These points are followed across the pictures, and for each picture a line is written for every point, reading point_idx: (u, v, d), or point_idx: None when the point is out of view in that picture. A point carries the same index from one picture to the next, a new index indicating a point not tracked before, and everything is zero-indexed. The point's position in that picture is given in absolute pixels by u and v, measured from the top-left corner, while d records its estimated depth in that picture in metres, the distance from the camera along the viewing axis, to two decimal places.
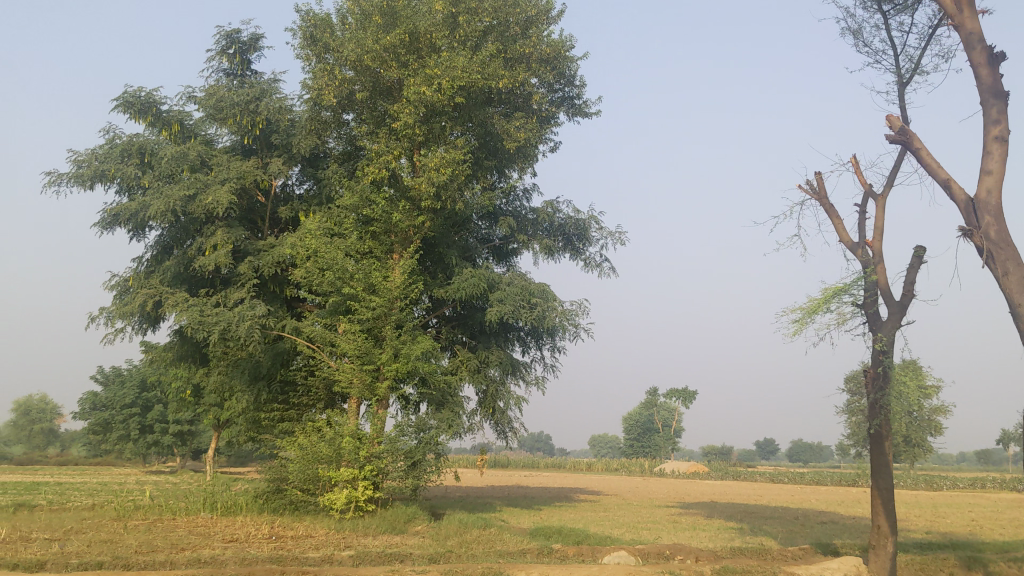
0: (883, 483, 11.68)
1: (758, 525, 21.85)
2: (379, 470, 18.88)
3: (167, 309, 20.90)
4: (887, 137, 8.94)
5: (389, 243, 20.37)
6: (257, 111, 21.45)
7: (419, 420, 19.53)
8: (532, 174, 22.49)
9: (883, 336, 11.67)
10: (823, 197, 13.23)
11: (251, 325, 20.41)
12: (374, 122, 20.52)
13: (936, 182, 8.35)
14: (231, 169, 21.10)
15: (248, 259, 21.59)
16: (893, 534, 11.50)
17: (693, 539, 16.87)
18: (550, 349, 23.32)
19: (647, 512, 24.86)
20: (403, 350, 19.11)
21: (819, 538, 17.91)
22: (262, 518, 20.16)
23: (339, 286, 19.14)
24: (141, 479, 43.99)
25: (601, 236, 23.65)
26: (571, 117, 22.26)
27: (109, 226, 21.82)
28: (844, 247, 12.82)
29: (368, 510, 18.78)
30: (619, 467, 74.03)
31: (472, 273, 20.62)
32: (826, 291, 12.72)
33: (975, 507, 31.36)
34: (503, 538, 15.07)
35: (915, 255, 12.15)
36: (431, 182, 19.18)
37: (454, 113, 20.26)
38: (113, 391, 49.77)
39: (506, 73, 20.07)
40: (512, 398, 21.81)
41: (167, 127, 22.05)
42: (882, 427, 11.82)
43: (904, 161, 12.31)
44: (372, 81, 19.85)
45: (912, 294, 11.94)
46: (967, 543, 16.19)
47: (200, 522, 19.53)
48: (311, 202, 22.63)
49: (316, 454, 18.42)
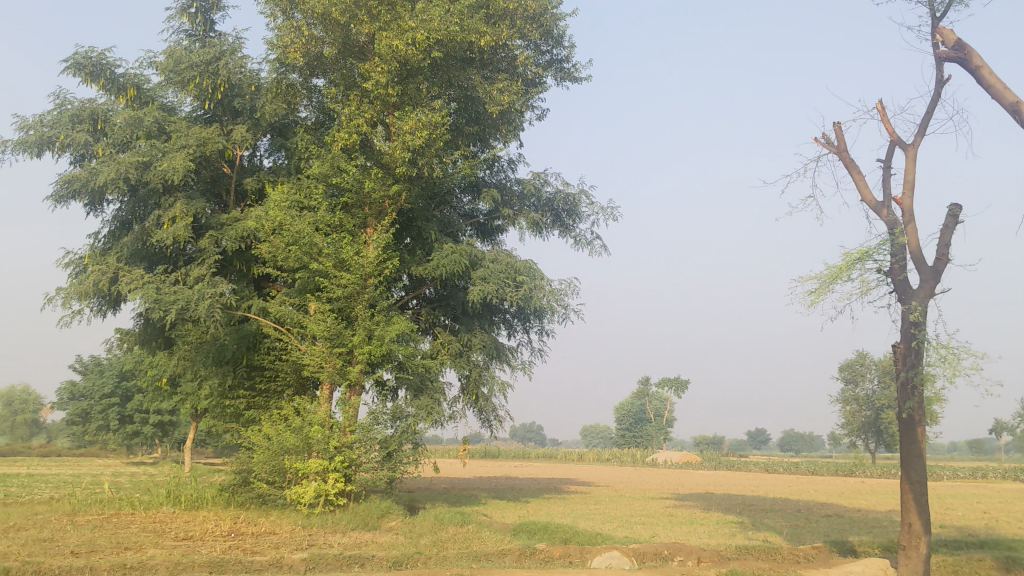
0: (915, 475, 10.17)
1: (758, 518, 20.46)
2: (351, 461, 17.30)
3: (122, 288, 19.25)
4: (940, 54, 7.31)
5: (362, 217, 18.78)
6: (218, 73, 19.72)
7: (395, 408, 18.04)
8: (517, 143, 20.97)
9: (915, 306, 10.15)
10: (842, 150, 11.69)
11: (212, 304, 19.02)
12: (346, 85, 18.91)
13: (992, 94, 6.86)
14: (190, 135, 19.48)
15: (210, 233, 20.02)
16: (926, 534, 9.98)
17: (691, 535, 15.40)
18: (537, 332, 21.78)
19: (643, 504, 23.40)
20: (376, 331, 17.51)
21: (829, 534, 16.45)
22: (226, 513, 18.59)
23: (306, 261, 17.59)
24: (117, 471, 42.22)
25: (592, 212, 22.15)
26: (559, 82, 20.72)
27: (62, 199, 20.23)
28: (867, 207, 11.32)
29: (339, 504, 17.22)
30: (611, 457, 72.63)
31: (452, 249, 19.03)
32: (848, 255, 11.20)
33: (982, 498, 30.23)
34: (482, 536, 13.54)
35: (950, 214, 10.63)
36: (407, 147, 17.63)
37: (432, 73, 18.67)
38: (92, 380, 48.33)
39: (488, 30, 18.53)
40: (497, 384, 20.29)
41: (122, 92, 20.36)
42: (914, 412, 10.29)
43: (937, 106, 10.81)
44: (341, 39, 18.34)
45: (947, 258, 10.41)
46: (996, 541, 14.68)
47: (157, 519, 17.92)
48: (280, 174, 21.01)
49: (282, 444, 16.82)
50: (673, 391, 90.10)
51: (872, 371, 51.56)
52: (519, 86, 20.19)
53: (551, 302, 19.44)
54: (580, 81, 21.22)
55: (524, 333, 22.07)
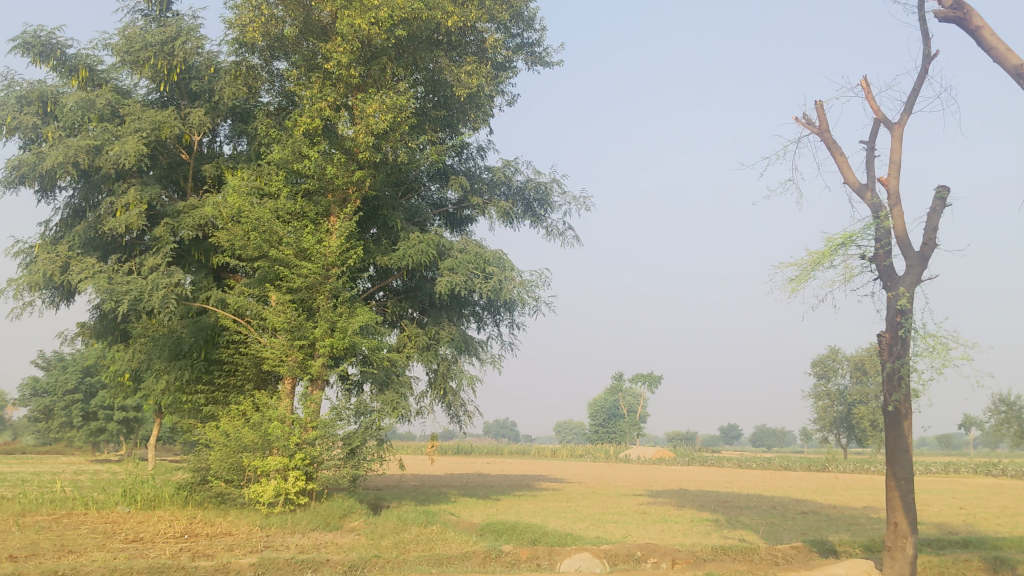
0: (902, 472, 9.59)
1: (734, 516, 19.93)
2: (313, 459, 16.53)
3: (72, 278, 18.40)
4: (935, 16, 6.68)
5: (325, 204, 18.05)
6: (174, 54, 18.90)
7: (359, 403, 17.33)
8: (486, 129, 20.32)
9: (903, 292, 9.59)
10: (824, 131, 11.14)
11: (167, 294, 18.25)
12: (307, 67, 18.18)
13: (994, 58, 6.23)
14: (144, 119, 18.67)
15: (166, 221, 19.23)
16: (913, 534, 9.42)
17: (665, 535, 14.83)
18: (507, 324, 21.13)
19: (615, 501, 22.84)
20: (339, 323, 16.78)
21: (806, 532, 15.93)
22: (183, 513, 17.81)
23: (265, 250, 16.82)
24: (80, 469, 41.16)
25: (564, 201, 21.52)
26: (528, 65, 20.12)
27: (10, 185, 19.33)
28: (849, 190, 10.76)
29: (300, 504, 16.48)
30: (585, 453, 72.07)
31: (419, 239, 18.31)
32: (830, 241, 10.64)
33: (957, 493, 29.95)
34: (447, 538, 12.86)
35: (938, 197, 10.08)
36: (370, 131, 16.93)
37: (397, 54, 17.97)
38: (55, 376, 47.24)
39: (455, 10, 17.88)
40: (465, 378, 19.61)
41: (73, 74, 19.49)
42: (901, 405, 9.73)
43: (924, 83, 10.26)
44: (303, 18, 17.61)
45: (935, 243, 9.87)
46: (979, 539, 14.21)
47: (110, 519, 17.12)
48: (240, 160, 20.22)
49: (239, 441, 16.05)
50: (646, 386, 89.89)
51: (844, 366, 51.48)
52: (488, 70, 19.56)
53: (521, 294, 18.76)
54: (551, 64, 20.62)
55: (494, 325, 21.41)
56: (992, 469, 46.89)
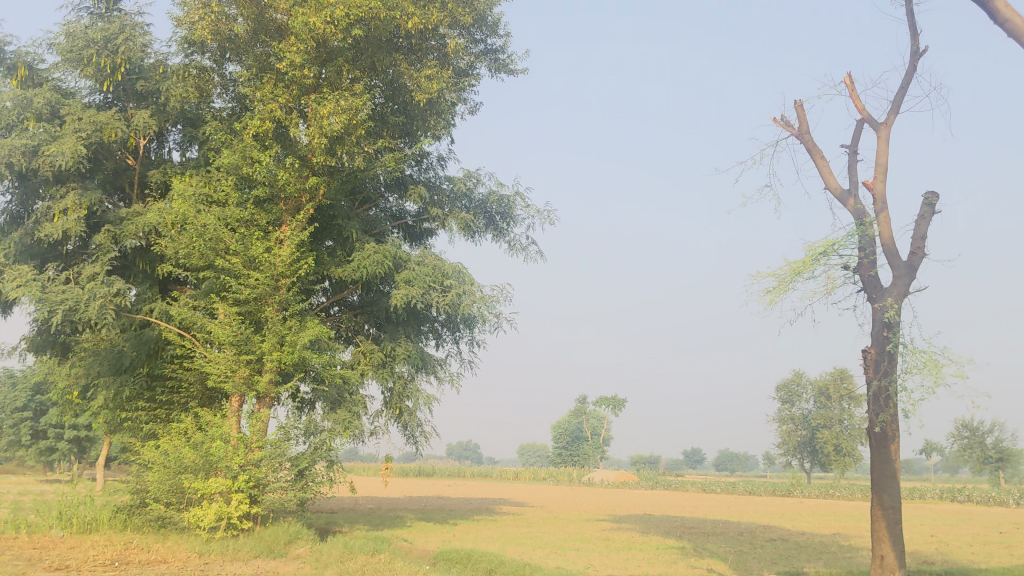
0: (889, 500, 8.85)
1: (700, 543, 19.14)
2: (257, 481, 15.44)
3: (4, 286, 17.22)
4: None
5: (276, 213, 17.09)
6: (119, 52, 17.90)
7: (308, 422, 16.36)
8: (447, 138, 19.48)
9: (891, 304, 8.88)
10: (803, 134, 10.47)
11: (105, 305, 17.14)
12: (258, 67, 17.31)
13: (1009, 31, 5.58)
14: (86, 119, 17.63)
15: (107, 228, 18.16)
16: (901, 568, 8.67)
17: (631, 564, 13.99)
18: (467, 341, 20.25)
19: (577, 528, 21.96)
20: (289, 337, 15.77)
21: (777, 562, 15.15)
22: (119, 537, 16.64)
23: (211, 259, 15.80)
24: (27, 489, 39.40)
25: (527, 214, 19.84)
26: (492, 72, 19.37)
27: None
28: (831, 196, 10.06)
29: (243, 529, 15.40)
30: (547, 477, 70.94)
31: (375, 249, 17.38)
32: (811, 251, 9.91)
33: (925, 520, 29.44)
34: (397, 567, 11.93)
35: (926, 203, 9.41)
36: (324, 134, 16.05)
37: (354, 57, 17.13)
38: (4, 393, 45.49)
39: (417, 11, 17.09)
40: (422, 397, 18.69)
41: (12, 72, 18.42)
42: (888, 427, 8.97)
43: (912, 80, 9.63)
44: (255, 16, 16.74)
45: (923, 252, 9.17)
46: (959, 571, 13.50)
47: (38, 545, 15.90)
48: (188, 166, 19.22)
49: (178, 462, 14.94)
50: (611, 409, 89.19)
51: (808, 391, 51.14)
52: (450, 75, 18.81)
53: (481, 310, 17.94)
54: (516, 72, 19.90)
55: (453, 342, 20.53)
56: (957, 495, 46.60)
